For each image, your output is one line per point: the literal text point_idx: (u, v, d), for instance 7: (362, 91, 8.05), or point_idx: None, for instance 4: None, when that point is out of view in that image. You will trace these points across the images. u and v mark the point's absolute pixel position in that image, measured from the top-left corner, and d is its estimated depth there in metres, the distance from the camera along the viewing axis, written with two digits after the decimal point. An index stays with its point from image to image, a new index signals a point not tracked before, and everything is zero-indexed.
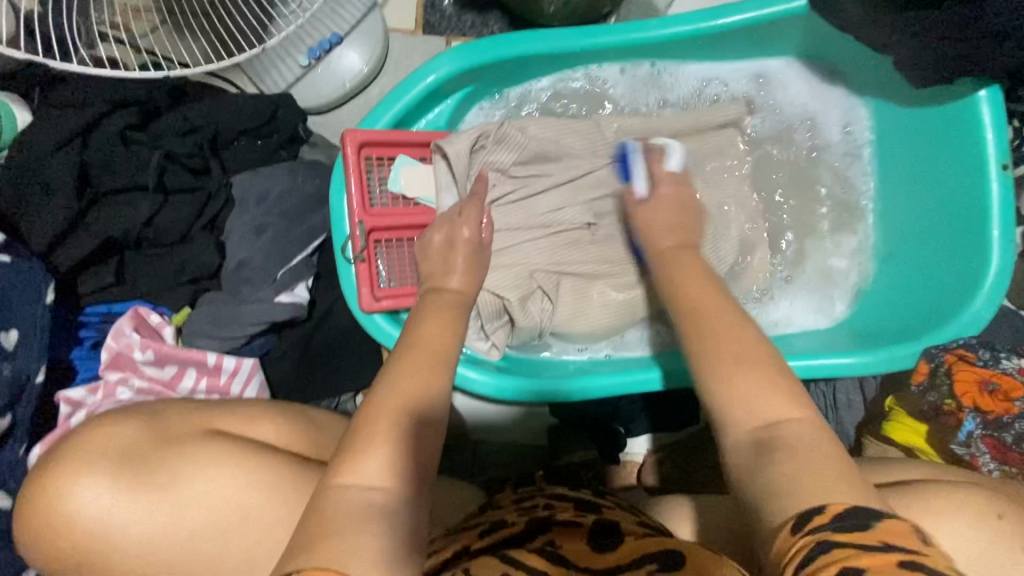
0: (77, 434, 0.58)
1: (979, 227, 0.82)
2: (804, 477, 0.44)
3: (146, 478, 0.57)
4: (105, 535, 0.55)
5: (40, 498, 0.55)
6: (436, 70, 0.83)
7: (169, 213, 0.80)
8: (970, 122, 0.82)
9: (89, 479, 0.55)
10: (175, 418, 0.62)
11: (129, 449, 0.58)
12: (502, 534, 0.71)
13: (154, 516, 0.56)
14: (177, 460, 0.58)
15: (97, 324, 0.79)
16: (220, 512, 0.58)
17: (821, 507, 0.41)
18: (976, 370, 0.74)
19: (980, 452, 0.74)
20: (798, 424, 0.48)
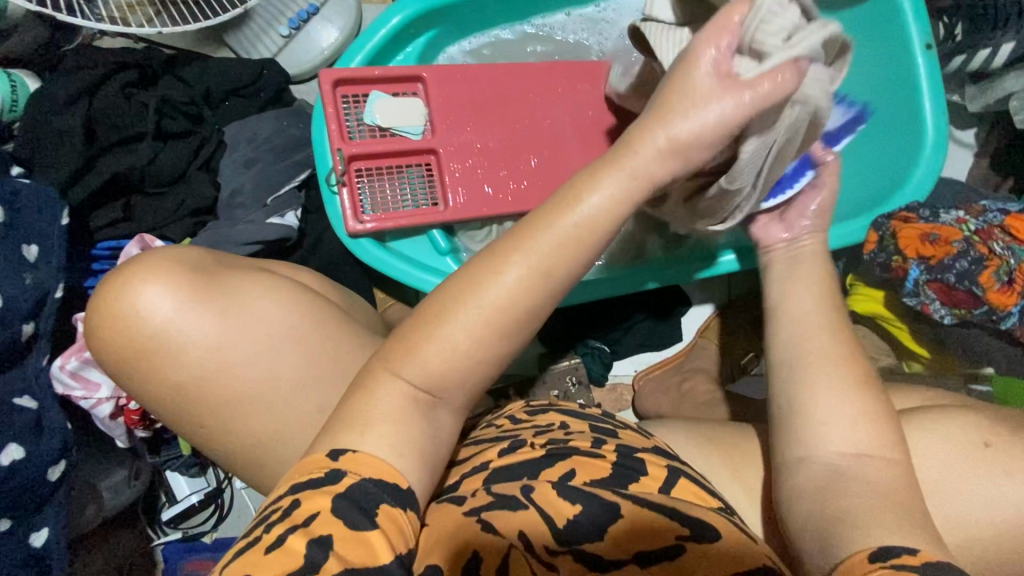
0: (150, 250, 0.63)
1: (912, 101, 0.89)
2: (863, 517, 0.52)
3: (213, 287, 0.61)
4: (167, 337, 0.59)
5: (110, 298, 0.59)
6: (400, 12, 0.93)
7: (168, 155, 0.88)
8: (894, 10, 0.89)
9: (155, 283, 0.59)
10: (233, 259, 0.68)
11: (197, 264, 0.63)
12: (517, 460, 0.58)
13: (219, 317, 0.60)
14: (241, 279, 0.63)
15: (108, 258, 0.87)
16: (275, 328, 0.62)
17: (909, 548, 0.48)
18: (919, 227, 0.77)
19: (929, 299, 0.77)
20: (878, 460, 0.56)
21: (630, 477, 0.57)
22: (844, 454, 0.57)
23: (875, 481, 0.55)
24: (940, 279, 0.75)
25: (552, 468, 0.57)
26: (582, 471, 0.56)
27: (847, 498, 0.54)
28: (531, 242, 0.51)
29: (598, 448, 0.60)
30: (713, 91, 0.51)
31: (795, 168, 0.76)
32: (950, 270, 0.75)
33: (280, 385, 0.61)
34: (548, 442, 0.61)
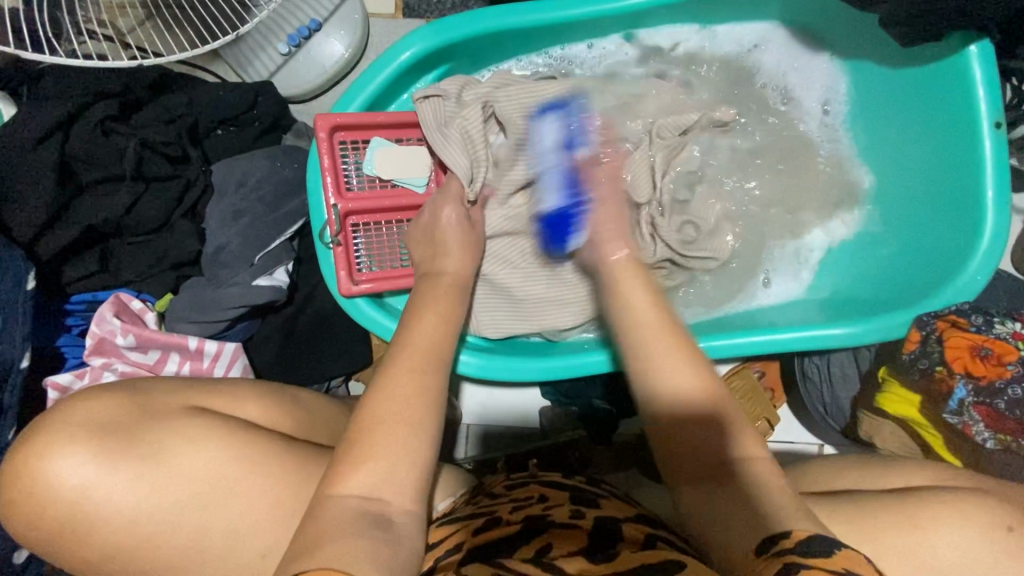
0: (63, 404, 0.60)
1: (973, 185, 0.78)
2: (769, 515, 0.50)
3: (129, 451, 0.58)
4: (86, 507, 0.56)
5: (23, 471, 0.56)
6: (410, 47, 0.83)
7: (149, 201, 0.81)
8: (960, 78, 0.79)
9: (68, 452, 0.56)
10: (161, 394, 0.64)
11: (110, 423, 0.59)
12: (495, 536, 0.64)
13: (139, 483, 0.58)
14: (160, 434, 0.60)
15: (83, 312, 0.81)
16: (202, 486, 0.59)
17: (786, 532, 0.48)
18: (969, 336, 0.73)
19: (972, 421, 0.73)
20: (755, 462, 0.55)
21: (608, 543, 0.62)
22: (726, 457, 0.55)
23: (757, 467, 0.54)
24: (986, 403, 0.72)
25: (529, 544, 0.62)
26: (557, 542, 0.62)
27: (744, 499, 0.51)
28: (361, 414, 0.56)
29: (575, 519, 0.66)
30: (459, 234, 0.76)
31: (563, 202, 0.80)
32: (1000, 396, 0.72)
33: (213, 538, 0.59)
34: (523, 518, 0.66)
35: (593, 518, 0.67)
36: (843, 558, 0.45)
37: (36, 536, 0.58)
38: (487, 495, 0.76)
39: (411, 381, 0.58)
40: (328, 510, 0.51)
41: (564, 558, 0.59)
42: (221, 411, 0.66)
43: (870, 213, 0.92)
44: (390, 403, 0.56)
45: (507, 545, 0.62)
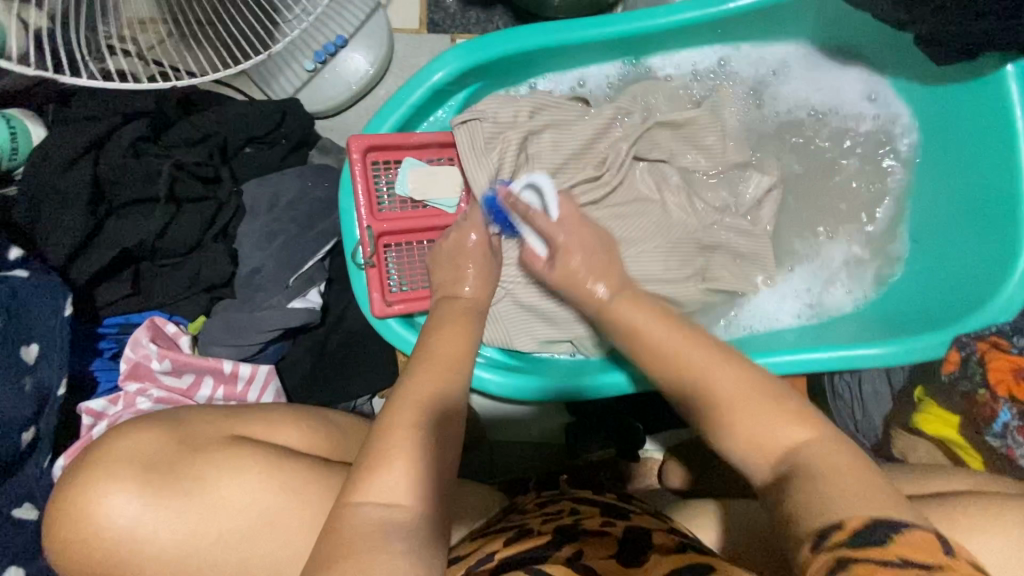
0: (105, 438, 0.61)
1: (1011, 205, 0.78)
2: (834, 491, 0.44)
3: (173, 485, 0.58)
4: (129, 542, 0.56)
5: (66, 505, 0.56)
6: (443, 68, 0.83)
7: (181, 223, 0.80)
8: (996, 98, 0.79)
9: (111, 488, 0.56)
10: (198, 424, 0.63)
11: (155, 456, 0.59)
12: (528, 546, 0.62)
13: (182, 518, 0.57)
14: (202, 466, 0.59)
15: (115, 334, 0.80)
16: (246, 518, 0.59)
17: (843, 521, 0.41)
18: (1011, 360, 0.71)
19: (1015, 444, 0.71)
20: (816, 446, 0.49)
21: (639, 549, 0.62)
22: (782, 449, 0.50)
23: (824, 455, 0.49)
24: None
25: (561, 552, 0.60)
26: (591, 549, 0.61)
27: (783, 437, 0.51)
28: (392, 444, 0.55)
29: (606, 527, 0.66)
30: (487, 253, 0.81)
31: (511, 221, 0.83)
32: None
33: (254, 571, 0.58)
34: (555, 530, 0.66)
35: (624, 527, 0.67)
36: (908, 547, 0.39)
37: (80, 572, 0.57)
38: (518, 512, 0.76)
39: (441, 405, 0.61)
40: (374, 513, 0.50)
41: (596, 564, 0.58)
42: (261, 436, 0.65)
43: (897, 232, 0.93)
44: (405, 417, 0.58)
45: (538, 553, 0.60)
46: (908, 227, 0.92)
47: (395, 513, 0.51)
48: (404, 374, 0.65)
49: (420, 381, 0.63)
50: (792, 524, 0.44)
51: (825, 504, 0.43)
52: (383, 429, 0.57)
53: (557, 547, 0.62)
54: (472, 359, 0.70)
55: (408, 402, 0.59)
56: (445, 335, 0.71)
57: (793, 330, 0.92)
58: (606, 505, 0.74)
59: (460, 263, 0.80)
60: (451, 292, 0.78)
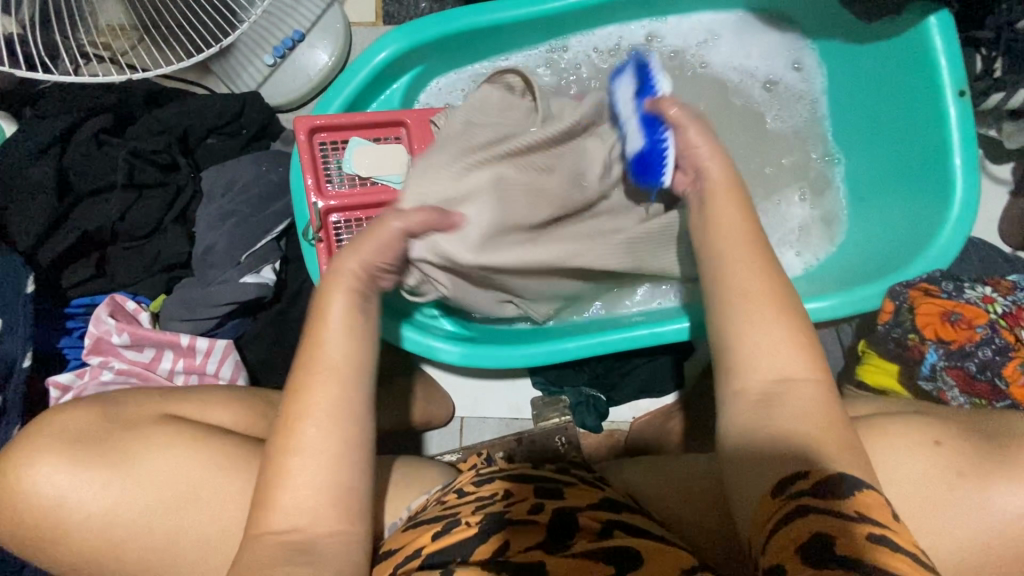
0: (42, 417, 0.65)
1: (942, 155, 0.79)
2: (788, 431, 0.51)
3: (102, 457, 0.62)
4: (61, 510, 0.60)
5: (7, 474, 0.61)
6: (384, 49, 0.87)
7: (140, 208, 0.85)
8: (923, 51, 0.79)
9: (43, 460, 0.61)
10: (132, 405, 0.67)
11: (85, 430, 0.64)
12: (454, 541, 0.65)
13: (108, 487, 0.61)
14: (127, 442, 0.63)
15: (82, 315, 0.84)
16: (173, 486, 0.62)
17: (805, 471, 0.48)
18: (940, 302, 0.72)
19: (946, 386, 0.72)
20: (804, 384, 0.54)
21: (564, 540, 0.64)
22: (772, 381, 0.54)
23: (794, 397, 0.53)
24: (958, 366, 0.71)
25: (487, 544, 0.63)
26: (516, 538, 0.64)
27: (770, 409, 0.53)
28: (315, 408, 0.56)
29: (534, 516, 0.67)
30: None
31: (650, 134, 0.71)
32: (971, 358, 0.70)
33: (190, 531, 0.61)
34: (482, 519, 0.66)
35: (553, 510, 0.68)
36: (864, 501, 0.46)
37: (24, 532, 0.61)
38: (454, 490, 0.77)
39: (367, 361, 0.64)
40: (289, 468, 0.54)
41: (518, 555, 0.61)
42: (195, 415, 0.69)
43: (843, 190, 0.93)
44: (333, 385, 0.58)
45: (464, 548, 0.63)
46: (852, 185, 0.92)
47: None
48: None
49: None
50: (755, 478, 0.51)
51: (786, 461, 0.50)
52: (301, 397, 0.57)
53: (482, 539, 0.64)
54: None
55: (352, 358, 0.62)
56: None
57: None
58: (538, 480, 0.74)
59: None
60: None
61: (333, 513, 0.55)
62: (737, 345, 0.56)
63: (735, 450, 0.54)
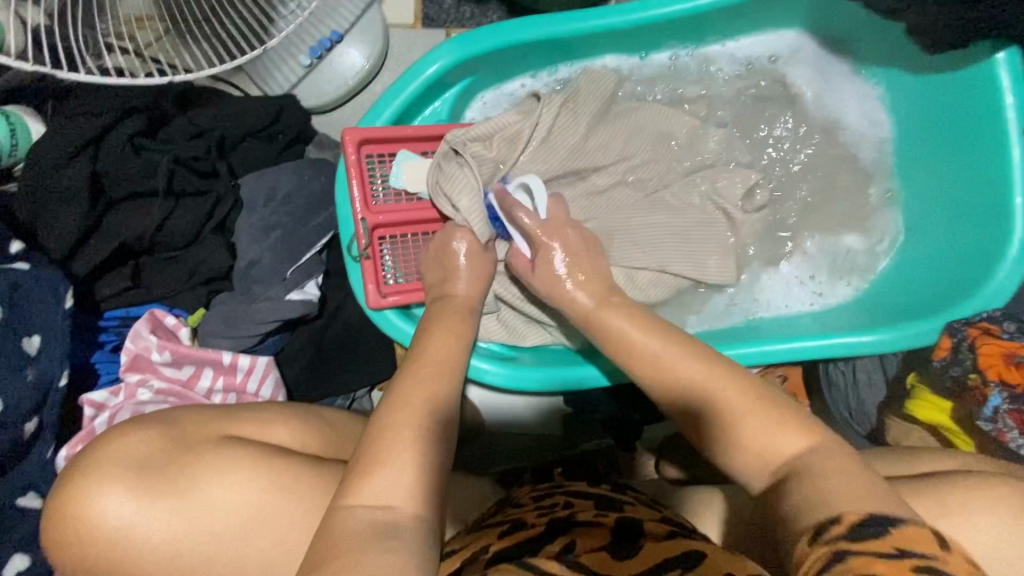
0: (95, 441, 0.62)
1: (1001, 193, 0.79)
2: (832, 486, 0.48)
3: (164, 485, 0.59)
4: (125, 541, 0.57)
5: (66, 507, 0.58)
6: (437, 60, 0.84)
7: (179, 217, 0.81)
8: (988, 87, 0.79)
9: (104, 490, 0.58)
10: (191, 422, 0.65)
11: (145, 459, 0.60)
12: (520, 538, 0.65)
13: (175, 515, 0.58)
14: (193, 467, 0.60)
15: (116, 327, 0.82)
16: (238, 514, 0.60)
17: (837, 517, 0.45)
18: (1001, 345, 0.72)
19: (1006, 427, 0.72)
20: (817, 451, 0.53)
21: (632, 541, 0.63)
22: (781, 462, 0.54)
23: (810, 464, 0.52)
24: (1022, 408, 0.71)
25: (551, 543, 0.62)
26: (582, 538, 0.63)
27: (798, 480, 0.50)
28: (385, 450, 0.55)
29: (600, 517, 0.68)
30: (485, 256, 0.80)
31: None
32: None
33: (248, 567, 0.60)
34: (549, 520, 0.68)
35: (616, 518, 0.69)
36: (903, 535, 0.43)
37: (80, 554, 0.58)
38: (514, 505, 0.78)
39: (433, 396, 0.62)
40: (361, 516, 0.51)
41: (587, 551, 0.60)
42: (254, 436, 0.66)
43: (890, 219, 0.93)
44: (421, 391, 0.62)
45: (530, 544, 0.63)
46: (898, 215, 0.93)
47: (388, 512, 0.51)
48: (395, 378, 0.65)
49: (412, 383, 0.64)
50: (795, 518, 0.48)
51: (828, 501, 0.47)
52: (383, 422, 0.59)
53: (547, 537, 0.64)
54: (462, 358, 0.70)
55: (412, 381, 0.64)
56: (438, 330, 0.72)
57: (788, 319, 0.92)
58: (600, 496, 0.76)
59: (450, 253, 0.80)
60: (444, 290, 0.78)
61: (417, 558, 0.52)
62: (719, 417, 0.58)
63: (784, 509, 0.49)
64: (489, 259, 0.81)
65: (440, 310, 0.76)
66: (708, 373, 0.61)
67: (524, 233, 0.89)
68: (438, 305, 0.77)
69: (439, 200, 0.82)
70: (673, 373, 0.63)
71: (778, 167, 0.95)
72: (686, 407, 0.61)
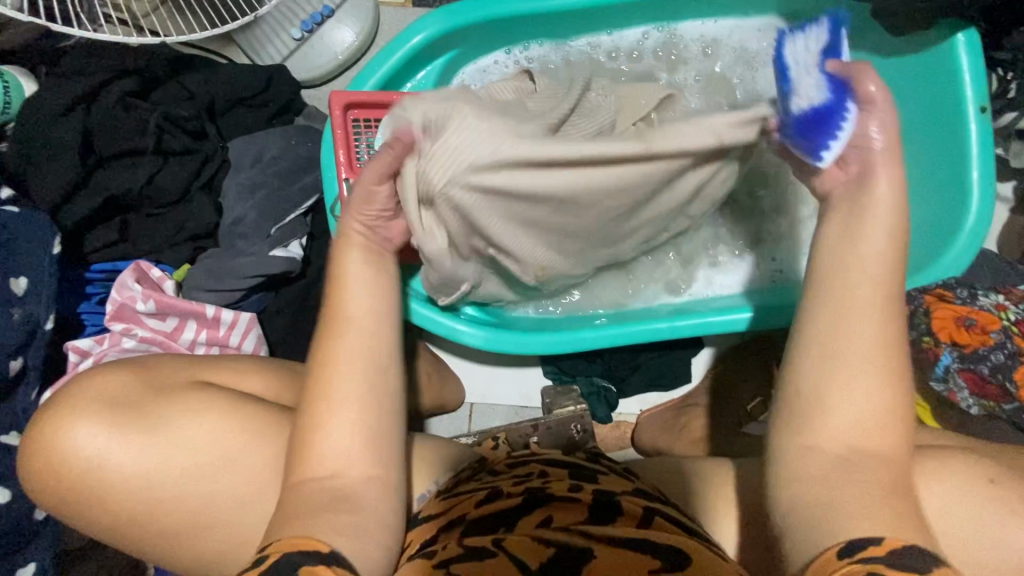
0: (73, 380, 0.65)
1: (960, 168, 0.82)
2: (848, 509, 0.48)
3: (139, 423, 0.62)
4: (99, 472, 0.60)
5: (44, 439, 0.61)
6: (423, 30, 0.87)
7: (167, 174, 0.83)
8: (949, 66, 0.83)
9: (80, 423, 0.61)
10: (167, 369, 0.68)
11: (120, 397, 0.63)
12: (499, 508, 0.67)
13: (148, 449, 0.61)
14: (164, 405, 0.63)
15: (102, 281, 0.84)
16: (211, 451, 0.62)
17: (871, 541, 0.45)
18: (954, 308, 0.75)
19: (957, 387, 0.76)
20: (880, 461, 0.49)
21: (605, 520, 0.64)
22: (847, 449, 0.50)
23: (868, 471, 0.49)
24: (970, 368, 0.74)
25: (532, 514, 0.65)
26: (559, 514, 0.65)
27: (845, 487, 0.48)
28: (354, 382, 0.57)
29: (575, 492, 0.68)
30: None
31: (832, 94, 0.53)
32: (984, 362, 0.74)
33: (218, 505, 0.61)
34: (523, 491, 0.68)
35: (592, 490, 0.69)
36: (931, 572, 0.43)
37: (59, 483, 0.60)
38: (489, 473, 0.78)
39: None
40: (327, 483, 0.54)
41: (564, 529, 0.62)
42: (227, 382, 0.70)
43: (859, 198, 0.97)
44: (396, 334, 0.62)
45: (507, 517, 0.65)
46: None
47: None
48: None
49: None
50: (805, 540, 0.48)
51: (840, 523, 0.47)
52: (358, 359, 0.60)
53: (525, 511, 0.66)
54: None
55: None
56: None
57: (760, 292, 0.95)
58: (574, 467, 0.76)
59: None
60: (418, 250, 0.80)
61: (366, 503, 0.55)
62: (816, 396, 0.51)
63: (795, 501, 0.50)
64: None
65: None
66: (873, 343, 0.50)
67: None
68: None
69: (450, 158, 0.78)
70: (845, 339, 0.50)
71: None
72: (822, 342, 0.51)
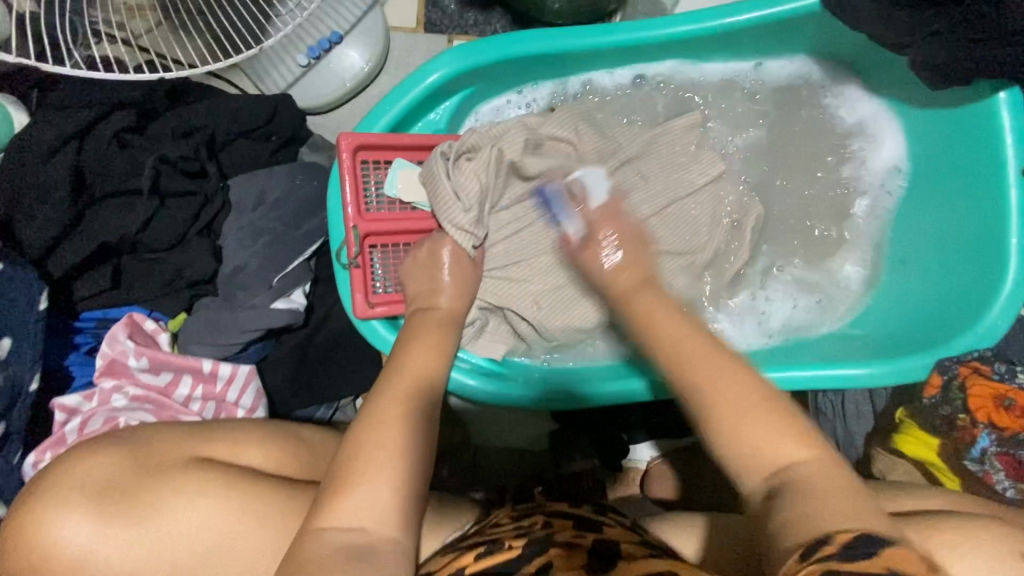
0: (60, 461, 0.59)
1: (997, 232, 0.78)
2: (818, 514, 0.43)
3: (134, 505, 0.57)
4: (93, 565, 0.56)
5: (29, 528, 0.55)
6: (437, 69, 0.82)
7: (164, 218, 0.78)
8: (989, 125, 0.79)
9: (69, 512, 0.55)
10: (162, 442, 0.62)
11: (111, 479, 0.58)
12: (496, 559, 0.60)
13: (142, 540, 0.57)
14: (161, 487, 0.58)
15: (93, 329, 0.79)
16: (207, 535, 0.58)
17: (828, 539, 0.40)
18: (992, 386, 0.75)
19: (993, 469, 0.75)
20: (813, 467, 0.48)
21: (607, 561, 0.59)
22: (776, 467, 0.48)
23: (809, 479, 0.46)
24: (1009, 451, 0.75)
25: (533, 563, 0.59)
26: (560, 561, 0.59)
27: (816, 499, 0.44)
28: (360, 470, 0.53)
29: (578, 539, 0.64)
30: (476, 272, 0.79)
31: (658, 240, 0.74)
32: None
33: None
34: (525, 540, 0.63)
35: (595, 539, 0.65)
36: (896, 563, 0.38)
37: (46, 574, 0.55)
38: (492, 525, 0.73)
39: (413, 405, 0.61)
40: (336, 539, 0.49)
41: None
42: (228, 454, 0.65)
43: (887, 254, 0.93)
44: (401, 422, 0.58)
45: (509, 566, 0.59)
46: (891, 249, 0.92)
47: (361, 538, 0.49)
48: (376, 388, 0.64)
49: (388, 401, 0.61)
50: (782, 541, 0.43)
51: (805, 529, 0.42)
52: (353, 444, 0.55)
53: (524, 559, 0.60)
54: (445, 376, 0.68)
55: (389, 398, 0.60)
56: (419, 346, 0.70)
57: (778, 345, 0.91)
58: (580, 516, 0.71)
59: (434, 264, 0.78)
60: (428, 304, 0.76)
61: None
62: (726, 435, 0.51)
63: (771, 528, 0.44)
64: (475, 274, 0.80)
65: (413, 323, 0.74)
66: (743, 378, 0.53)
67: (509, 240, 0.86)
68: (424, 321, 0.74)
69: (442, 213, 0.79)
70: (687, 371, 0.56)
71: (782, 191, 0.94)
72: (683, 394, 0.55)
